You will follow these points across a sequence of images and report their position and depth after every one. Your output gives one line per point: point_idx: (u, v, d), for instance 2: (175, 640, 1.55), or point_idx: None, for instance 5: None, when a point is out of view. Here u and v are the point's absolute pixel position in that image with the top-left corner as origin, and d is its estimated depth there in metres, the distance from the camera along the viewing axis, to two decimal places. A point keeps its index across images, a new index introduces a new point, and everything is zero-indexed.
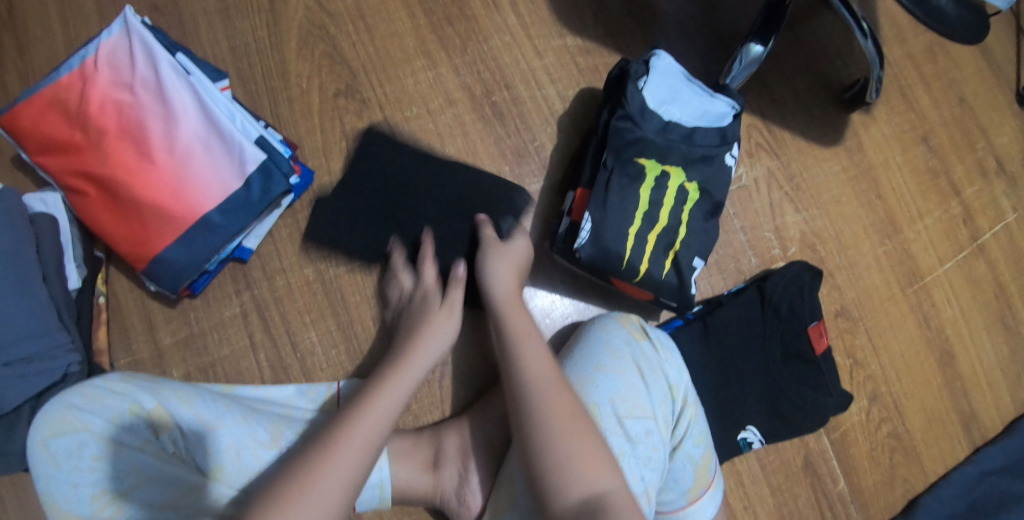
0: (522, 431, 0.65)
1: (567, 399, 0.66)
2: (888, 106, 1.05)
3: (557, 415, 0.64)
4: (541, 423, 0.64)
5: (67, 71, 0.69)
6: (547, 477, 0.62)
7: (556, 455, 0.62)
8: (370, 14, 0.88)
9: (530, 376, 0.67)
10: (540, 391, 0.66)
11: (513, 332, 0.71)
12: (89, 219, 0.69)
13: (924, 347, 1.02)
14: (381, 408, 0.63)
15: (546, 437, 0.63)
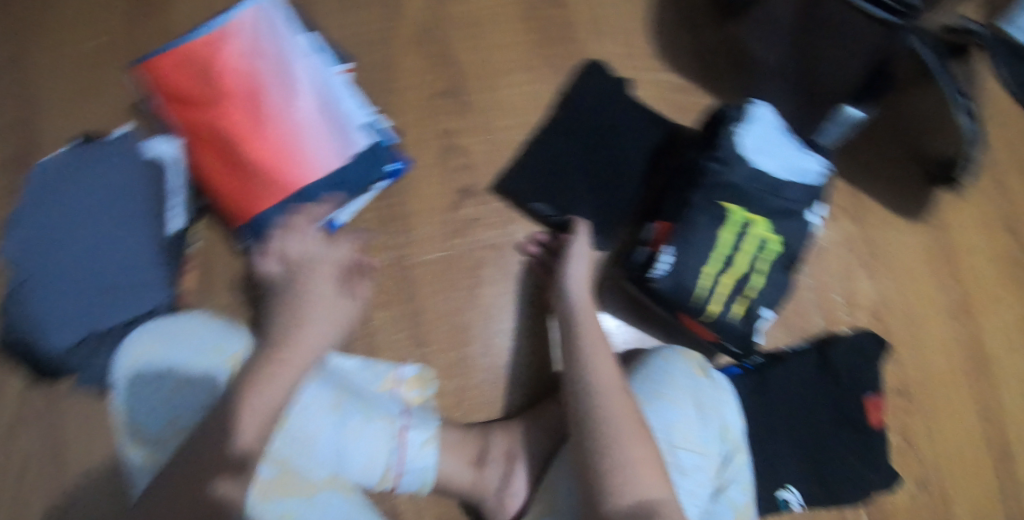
0: (581, 430, 0.66)
1: (630, 406, 0.67)
2: (979, 189, 1.03)
3: (624, 419, 0.65)
4: (608, 427, 0.65)
5: (200, 34, 0.73)
6: (607, 480, 0.63)
7: (619, 460, 0.63)
8: (481, 24, 0.93)
9: (596, 382, 0.68)
10: (605, 397, 0.67)
11: (587, 334, 0.73)
12: (206, 171, 0.74)
13: (982, 441, 0.98)
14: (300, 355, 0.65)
15: (611, 444, 0.64)
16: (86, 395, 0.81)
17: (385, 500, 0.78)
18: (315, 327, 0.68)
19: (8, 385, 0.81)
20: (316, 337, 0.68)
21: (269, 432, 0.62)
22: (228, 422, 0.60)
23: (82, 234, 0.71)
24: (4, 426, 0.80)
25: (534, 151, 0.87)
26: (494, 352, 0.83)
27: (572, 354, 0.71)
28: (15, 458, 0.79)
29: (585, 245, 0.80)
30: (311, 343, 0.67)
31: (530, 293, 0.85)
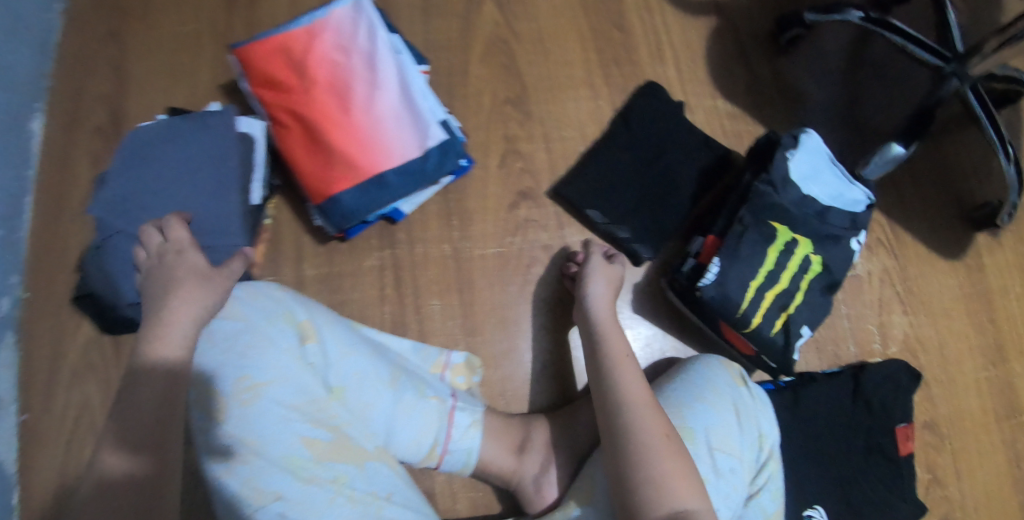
0: (614, 442, 0.68)
1: (660, 421, 0.69)
2: (1017, 235, 1.06)
3: (655, 433, 0.67)
4: (639, 440, 0.67)
5: (298, 25, 0.79)
6: (638, 490, 0.65)
7: (651, 471, 0.65)
8: (548, 41, 0.98)
9: (625, 397, 0.71)
10: (638, 411, 0.69)
11: (613, 354, 0.75)
12: (286, 151, 0.79)
13: (1010, 485, 0.98)
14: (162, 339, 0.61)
15: (643, 456, 0.66)
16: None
17: (423, 475, 0.83)
18: (189, 305, 0.63)
19: (79, 333, 0.90)
20: (182, 318, 0.63)
21: (165, 418, 0.59)
22: (127, 410, 0.58)
23: (174, 193, 0.77)
24: (71, 373, 0.88)
25: (592, 162, 0.92)
26: (512, 354, 0.86)
27: (599, 374, 0.74)
28: (76, 403, 0.88)
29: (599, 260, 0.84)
30: (177, 326, 0.62)
31: (551, 302, 0.88)
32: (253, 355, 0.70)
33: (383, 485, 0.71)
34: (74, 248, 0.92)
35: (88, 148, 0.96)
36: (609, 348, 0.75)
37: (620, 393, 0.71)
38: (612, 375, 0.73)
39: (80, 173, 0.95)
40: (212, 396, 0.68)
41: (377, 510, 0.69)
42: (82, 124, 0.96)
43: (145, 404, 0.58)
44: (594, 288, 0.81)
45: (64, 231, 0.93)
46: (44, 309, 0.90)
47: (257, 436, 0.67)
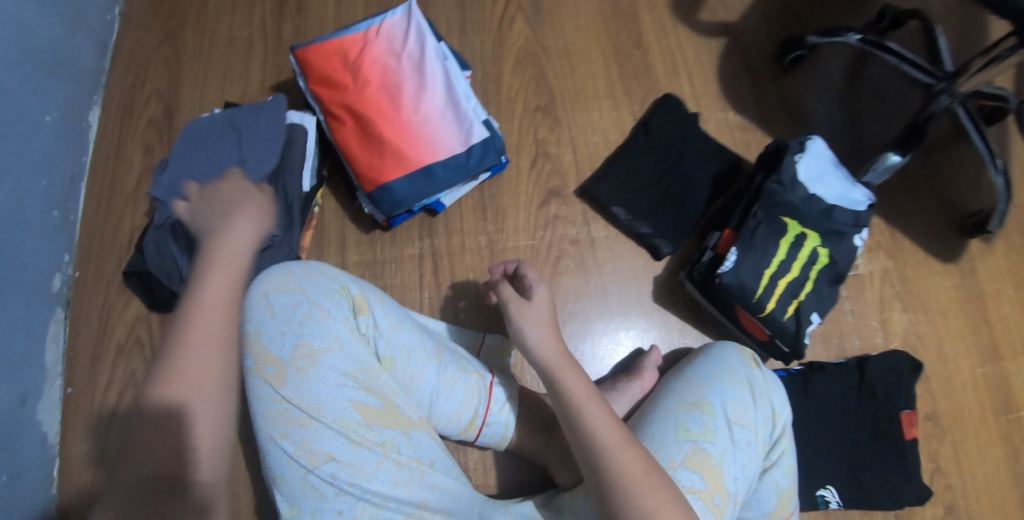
0: (596, 487, 0.67)
1: (638, 457, 0.68)
2: (1008, 242, 1.13)
3: (634, 474, 0.66)
4: (619, 485, 0.66)
5: (355, 32, 0.90)
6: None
7: (640, 513, 0.65)
8: (574, 56, 1.08)
9: (595, 440, 0.69)
10: (613, 453, 0.68)
11: (575, 398, 0.72)
12: (340, 141, 0.89)
13: (1010, 478, 1.03)
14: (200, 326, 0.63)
15: (629, 499, 0.65)
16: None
17: (457, 451, 0.89)
18: (224, 278, 0.66)
19: (128, 308, 0.97)
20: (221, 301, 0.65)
21: (160, 457, 0.60)
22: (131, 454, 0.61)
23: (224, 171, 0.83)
24: (118, 347, 0.95)
25: (616, 163, 1.00)
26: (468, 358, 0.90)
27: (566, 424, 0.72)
28: (121, 376, 0.94)
29: (508, 289, 0.81)
30: (216, 309, 0.64)
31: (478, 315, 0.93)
32: (308, 324, 0.73)
33: (427, 453, 0.75)
34: (125, 232, 1.00)
35: (141, 140, 1.04)
36: (570, 391, 0.73)
37: (590, 437, 0.69)
38: (577, 418, 0.71)
39: (133, 163, 1.03)
40: (271, 363, 0.72)
41: (421, 476, 0.73)
42: (135, 117, 1.05)
43: (149, 453, 0.60)
44: (527, 332, 0.78)
45: (117, 215, 1.01)
46: (96, 287, 0.97)
47: (312, 399, 0.71)
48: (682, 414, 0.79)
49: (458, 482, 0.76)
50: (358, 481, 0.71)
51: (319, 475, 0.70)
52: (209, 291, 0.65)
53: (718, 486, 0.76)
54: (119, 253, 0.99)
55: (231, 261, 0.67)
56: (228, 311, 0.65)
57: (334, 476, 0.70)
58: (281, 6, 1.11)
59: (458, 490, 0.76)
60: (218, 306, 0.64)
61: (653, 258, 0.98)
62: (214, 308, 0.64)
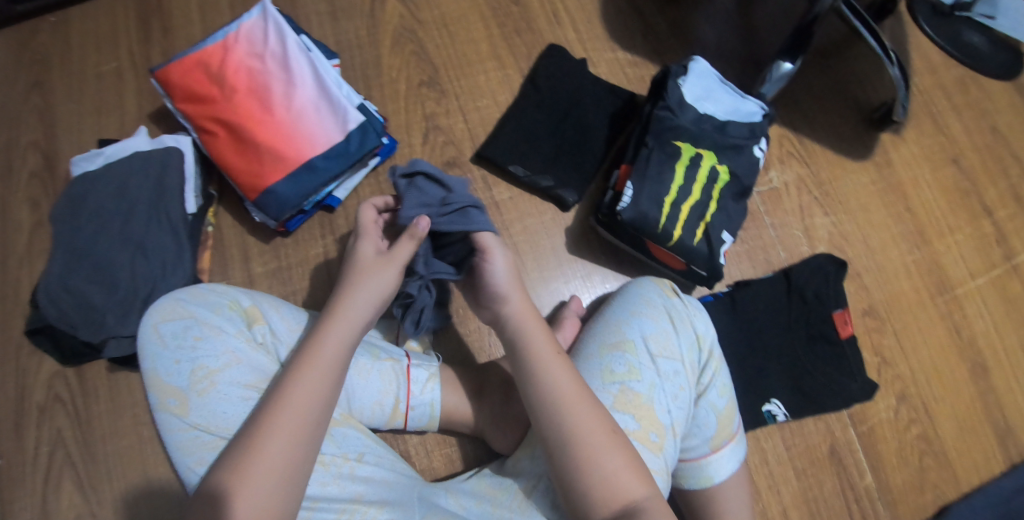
0: (558, 446, 0.66)
1: (597, 416, 0.67)
2: (917, 128, 1.13)
3: (592, 433, 0.66)
4: (580, 444, 0.66)
5: (212, 42, 0.89)
6: (594, 491, 0.64)
7: (604, 472, 0.65)
8: (452, 23, 1.05)
9: (556, 398, 0.68)
10: (574, 413, 0.67)
11: (545, 352, 0.71)
12: (217, 154, 0.88)
13: (956, 355, 1.04)
14: (292, 416, 0.63)
15: (595, 457, 0.65)
16: (105, 376, 0.94)
17: (396, 441, 0.89)
18: (318, 370, 0.65)
19: (43, 368, 0.94)
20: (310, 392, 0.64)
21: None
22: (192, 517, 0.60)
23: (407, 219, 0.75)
24: (39, 408, 0.93)
25: (507, 122, 0.98)
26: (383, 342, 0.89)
27: (529, 384, 0.70)
28: (49, 435, 0.92)
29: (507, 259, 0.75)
30: (305, 398, 0.64)
31: None
32: (242, 354, 0.73)
33: (353, 447, 0.75)
34: (25, 291, 0.97)
35: (26, 195, 1.01)
36: (533, 355, 0.71)
37: (551, 397, 0.68)
38: (540, 377, 0.69)
39: (22, 220, 1.00)
40: (172, 394, 0.70)
41: (350, 470, 0.72)
42: (15, 172, 1.01)
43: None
44: (505, 290, 0.74)
45: (14, 275, 0.98)
46: (6, 353, 0.95)
47: (219, 420, 0.69)
48: (606, 357, 0.78)
49: (391, 472, 0.75)
50: None
51: None
52: (306, 376, 0.65)
53: (653, 422, 0.75)
54: (23, 312, 0.96)
55: (327, 355, 0.67)
56: (314, 399, 0.64)
57: None
58: (145, 30, 1.08)
59: (392, 478, 0.75)
60: (311, 393, 0.64)
61: (560, 210, 0.97)
62: (304, 398, 0.64)
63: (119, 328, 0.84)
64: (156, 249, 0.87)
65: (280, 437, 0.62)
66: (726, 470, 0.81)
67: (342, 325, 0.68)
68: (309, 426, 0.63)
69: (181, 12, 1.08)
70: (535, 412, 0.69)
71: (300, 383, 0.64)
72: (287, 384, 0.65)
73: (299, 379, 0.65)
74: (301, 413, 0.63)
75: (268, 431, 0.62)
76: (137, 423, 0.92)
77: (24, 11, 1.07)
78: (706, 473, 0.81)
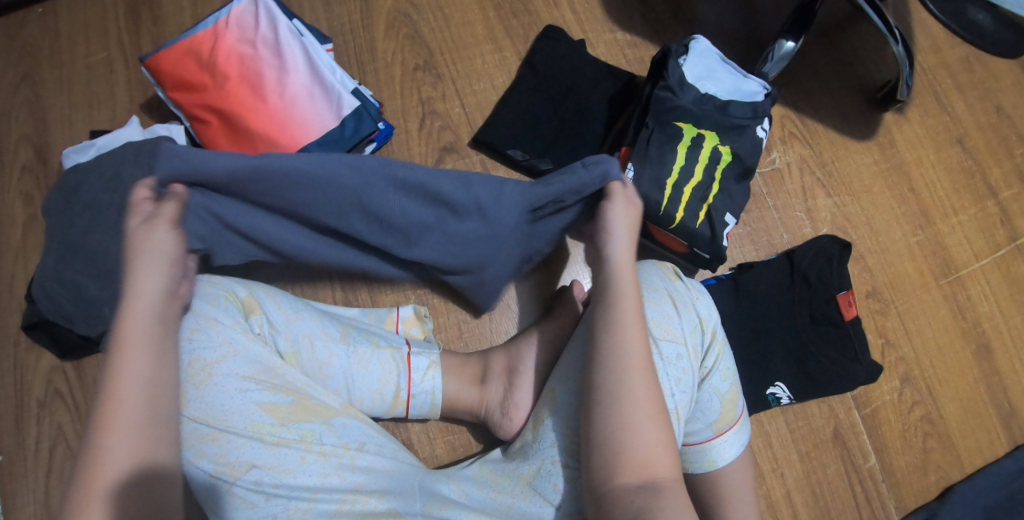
0: (612, 402, 0.69)
1: (648, 384, 0.69)
2: (921, 108, 1.12)
3: (645, 402, 0.68)
4: (629, 407, 0.68)
5: (203, 28, 0.87)
6: (627, 456, 0.67)
7: (640, 442, 0.67)
8: (447, 6, 1.03)
9: (621, 356, 0.70)
10: (633, 375, 0.69)
11: (627, 308, 0.73)
12: (210, 143, 0.87)
13: (959, 338, 1.03)
14: (125, 409, 0.60)
15: (636, 422, 0.68)
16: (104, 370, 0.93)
17: (398, 429, 0.89)
18: (134, 355, 0.62)
19: (41, 363, 0.93)
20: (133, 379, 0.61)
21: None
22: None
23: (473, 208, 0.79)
24: (38, 404, 0.92)
25: (504, 106, 0.97)
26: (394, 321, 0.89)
27: (603, 334, 0.72)
28: (50, 430, 0.91)
29: (632, 212, 0.78)
30: (133, 387, 0.61)
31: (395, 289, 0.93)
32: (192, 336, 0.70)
33: (354, 437, 0.74)
34: (21, 286, 0.96)
35: (19, 189, 0.99)
36: (620, 307, 0.73)
37: (620, 355, 0.70)
38: (615, 330, 0.71)
39: (16, 215, 0.98)
40: None
41: (350, 460, 0.71)
42: (8, 166, 1.00)
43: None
44: (614, 230, 0.77)
45: (8, 270, 0.96)
46: (4, 349, 0.94)
47: (219, 412, 0.68)
48: None
49: (392, 461, 0.75)
50: (284, 481, 0.68)
51: (243, 485, 0.67)
52: (128, 366, 0.62)
53: None
54: (20, 307, 0.95)
55: (136, 336, 0.63)
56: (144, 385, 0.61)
57: (258, 482, 0.67)
58: (135, 19, 1.06)
59: (393, 467, 0.74)
60: (136, 380, 0.61)
61: None
62: (128, 387, 0.61)
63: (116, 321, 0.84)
64: None
65: (122, 433, 0.59)
66: (730, 454, 0.80)
67: (139, 302, 0.64)
68: (148, 411, 0.61)
69: (171, 0, 1.06)
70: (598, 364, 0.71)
71: (119, 373, 0.61)
72: (108, 378, 0.61)
73: (121, 365, 0.62)
74: (133, 402, 0.61)
75: (104, 433, 0.59)
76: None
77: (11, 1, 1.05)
78: (710, 457, 0.80)
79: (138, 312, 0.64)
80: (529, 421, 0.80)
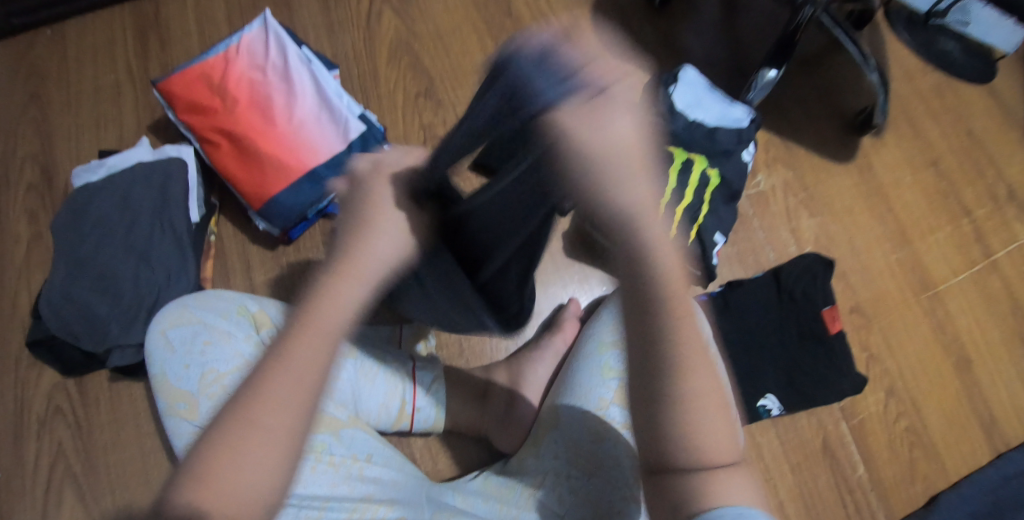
0: (670, 394, 0.57)
1: (710, 383, 0.58)
2: (896, 133, 1.18)
3: (710, 402, 0.57)
4: (698, 410, 0.57)
5: (214, 55, 0.91)
6: (692, 453, 0.57)
7: (708, 440, 0.57)
8: (447, 36, 1.08)
9: (681, 349, 0.57)
10: (694, 371, 0.57)
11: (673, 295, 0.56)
12: (219, 164, 0.90)
13: (940, 351, 1.07)
14: (293, 388, 0.55)
15: (700, 423, 0.57)
16: (106, 387, 0.94)
17: (402, 445, 0.91)
18: (323, 336, 0.56)
19: (42, 380, 0.95)
20: (311, 359, 0.56)
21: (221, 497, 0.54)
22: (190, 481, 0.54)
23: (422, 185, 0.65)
24: (39, 421, 0.93)
25: None
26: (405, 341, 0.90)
27: (647, 322, 0.56)
28: (50, 446, 0.92)
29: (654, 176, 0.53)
30: (310, 367, 0.56)
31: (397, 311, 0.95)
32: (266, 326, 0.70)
33: (362, 449, 0.76)
34: (24, 304, 0.97)
35: (24, 208, 1.02)
36: (670, 289, 0.56)
37: (681, 345, 0.57)
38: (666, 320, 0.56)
39: (20, 233, 1.00)
40: (182, 398, 0.71)
41: (359, 471, 0.74)
42: (14, 185, 1.02)
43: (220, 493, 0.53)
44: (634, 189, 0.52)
45: (12, 287, 0.98)
46: (5, 366, 0.95)
47: None
48: (606, 355, 0.81)
49: (399, 472, 0.77)
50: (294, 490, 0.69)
51: None
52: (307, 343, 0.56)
53: None
54: (22, 325, 0.97)
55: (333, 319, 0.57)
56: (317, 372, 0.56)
57: None
58: (143, 43, 1.09)
59: (400, 479, 0.77)
60: (312, 359, 0.56)
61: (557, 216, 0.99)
62: (306, 365, 0.56)
63: (123, 336, 0.85)
64: (160, 259, 0.88)
65: (283, 411, 0.55)
66: None
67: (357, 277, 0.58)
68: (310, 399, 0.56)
69: (178, 25, 1.10)
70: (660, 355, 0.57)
71: (302, 344, 0.56)
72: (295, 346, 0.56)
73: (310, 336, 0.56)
74: (304, 383, 0.55)
75: (262, 402, 0.54)
76: (138, 432, 0.93)
77: (21, 24, 1.08)
78: None
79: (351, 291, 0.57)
80: (528, 436, 0.84)
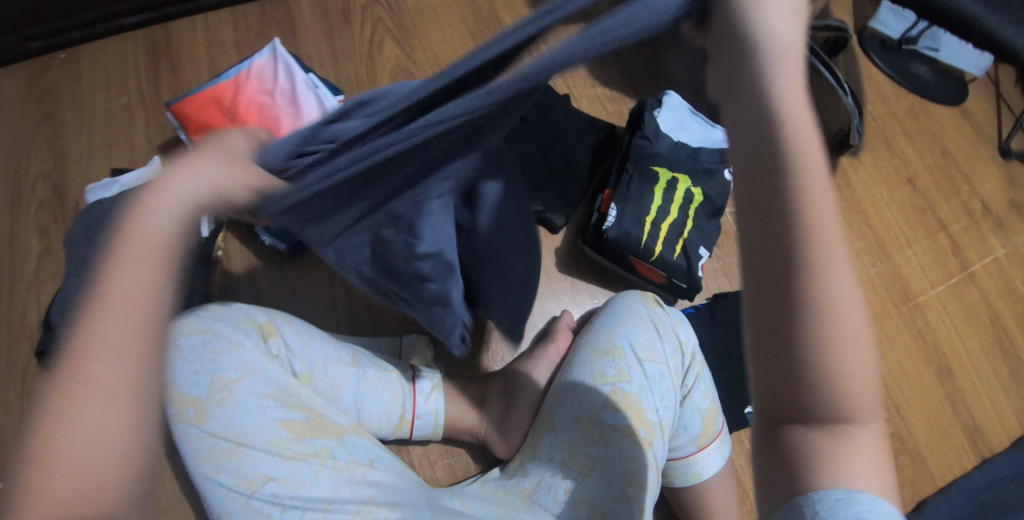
0: (808, 318, 0.50)
1: (853, 306, 0.52)
2: (873, 152, 1.23)
3: (852, 323, 0.51)
4: (837, 336, 0.50)
5: (225, 79, 0.96)
6: (824, 390, 0.51)
7: (841, 376, 0.51)
8: (444, 64, 1.14)
9: (822, 261, 0.50)
10: (834, 290, 0.51)
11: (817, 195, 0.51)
12: None
13: (922, 360, 1.11)
14: (117, 322, 0.57)
15: (836, 355, 0.50)
16: None
17: (401, 453, 0.94)
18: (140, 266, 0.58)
19: None
20: (128, 289, 0.58)
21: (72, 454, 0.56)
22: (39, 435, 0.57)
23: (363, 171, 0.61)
24: None
25: None
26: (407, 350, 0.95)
27: (789, 230, 0.51)
28: None
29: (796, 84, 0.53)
30: (128, 297, 0.57)
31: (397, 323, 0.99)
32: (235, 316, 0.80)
33: (364, 454, 0.79)
34: (33, 317, 1.01)
35: (35, 224, 1.06)
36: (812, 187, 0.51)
37: (822, 260, 0.50)
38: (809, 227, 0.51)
39: (30, 248, 1.05)
40: (189, 404, 0.73)
41: (361, 475, 0.77)
42: (26, 202, 1.07)
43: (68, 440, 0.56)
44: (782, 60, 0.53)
45: (21, 301, 1.02)
46: (12, 376, 0.98)
47: (238, 428, 0.73)
48: (597, 363, 0.85)
49: (400, 477, 0.80)
50: (299, 493, 0.73)
51: (260, 498, 0.72)
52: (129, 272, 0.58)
53: (642, 420, 0.80)
54: (31, 337, 1.00)
55: (147, 242, 0.58)
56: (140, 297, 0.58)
57: (275, 495, 0.72)
58: (154, 67, 1.14)
59: (401, 483, 0.80)
60: (130, 289, 0.58)
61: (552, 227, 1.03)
62: (122, 297, 0.57)
63: None
64: None
65: (108, 345, 0.57)
66: (713, 467, 0.87)
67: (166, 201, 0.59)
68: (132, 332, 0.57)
69: (188, 51, 1.15)
70: (797, 323, 0.50)
71: (120, 277, 0.58)
72: (117, 280, 0.58)
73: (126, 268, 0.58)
74: (125, 316, 0.57)
75: (88, 345, 0.57)
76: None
77: (37, 48, 1.12)
78: (694, 470, 0.87)
79: (166, 212, 0.58)
80: (524, 443, 0.88)
